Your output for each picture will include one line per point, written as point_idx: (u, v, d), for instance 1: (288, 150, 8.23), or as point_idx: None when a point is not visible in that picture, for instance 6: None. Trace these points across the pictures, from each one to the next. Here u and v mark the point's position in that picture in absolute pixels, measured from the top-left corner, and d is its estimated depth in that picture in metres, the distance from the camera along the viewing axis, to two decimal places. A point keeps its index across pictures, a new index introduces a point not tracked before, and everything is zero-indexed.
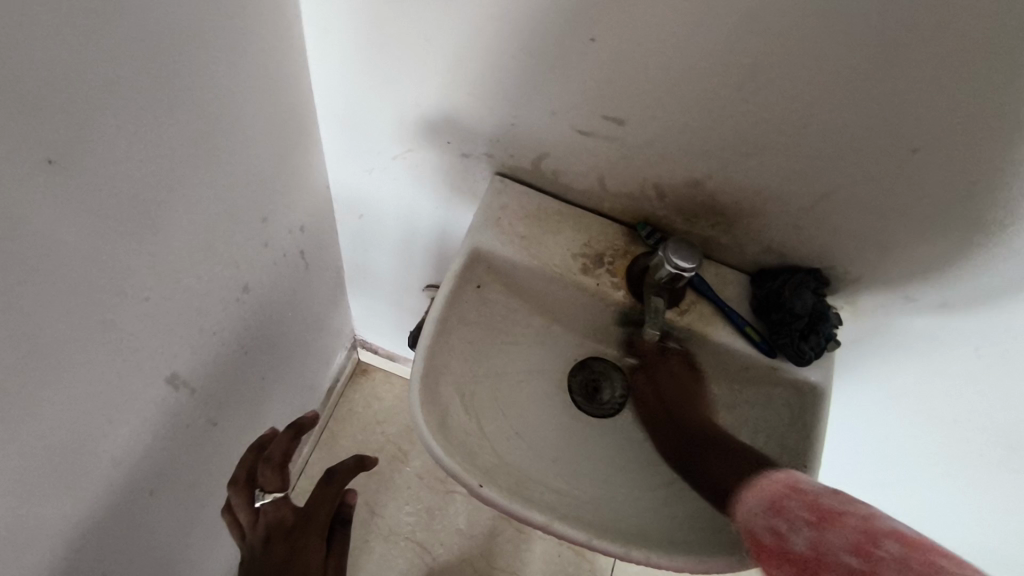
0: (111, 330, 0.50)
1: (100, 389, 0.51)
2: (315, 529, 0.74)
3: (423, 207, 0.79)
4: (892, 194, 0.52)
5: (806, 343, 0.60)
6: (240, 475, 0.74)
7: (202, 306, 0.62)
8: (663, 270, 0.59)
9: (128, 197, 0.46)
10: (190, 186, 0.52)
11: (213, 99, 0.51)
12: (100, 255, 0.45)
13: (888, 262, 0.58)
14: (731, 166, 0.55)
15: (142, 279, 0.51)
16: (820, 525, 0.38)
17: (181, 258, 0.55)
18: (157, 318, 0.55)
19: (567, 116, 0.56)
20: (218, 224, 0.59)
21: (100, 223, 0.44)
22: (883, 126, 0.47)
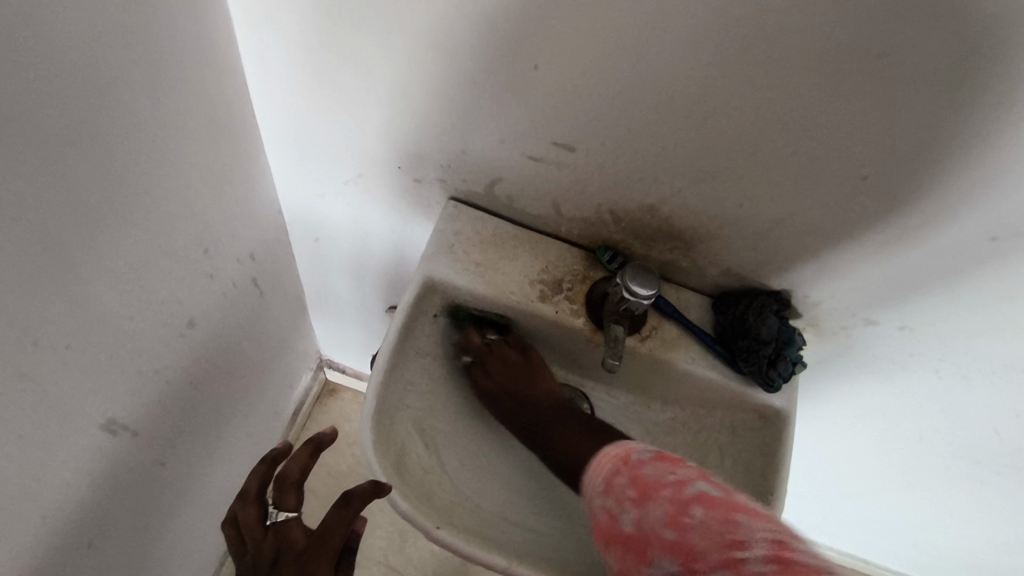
0: (32, 383, 0.47)
1: (22, 446, 0.48)
2: (328, 552, 0.69)
3: (379, 231, 0.77)
4: (845, 221, 0.51)
5: (775, 369, 0.58)
6: (250, 489, 0.74)
7: (140, 347, 0.59)
8: (622, 298, 0.58)
9: (41, 245, 0.43)
10: (116, 226, 0.50)
11: (136, 134, 0.48)
12: (10, 307, 0.42)
13: (846, 287, 0.57)
14: (685, 192, 0.54)
15: (69, 328, 0.48)
16: (641, 502, 0.43)
17: (111, 301, 0.52)
18: (86, 365, 0.52)
19: (517, 142, 0.55)
20: (154, 262, 0.56)
21: (11, 274, 0.41)
22: (835, 152, 0.46)
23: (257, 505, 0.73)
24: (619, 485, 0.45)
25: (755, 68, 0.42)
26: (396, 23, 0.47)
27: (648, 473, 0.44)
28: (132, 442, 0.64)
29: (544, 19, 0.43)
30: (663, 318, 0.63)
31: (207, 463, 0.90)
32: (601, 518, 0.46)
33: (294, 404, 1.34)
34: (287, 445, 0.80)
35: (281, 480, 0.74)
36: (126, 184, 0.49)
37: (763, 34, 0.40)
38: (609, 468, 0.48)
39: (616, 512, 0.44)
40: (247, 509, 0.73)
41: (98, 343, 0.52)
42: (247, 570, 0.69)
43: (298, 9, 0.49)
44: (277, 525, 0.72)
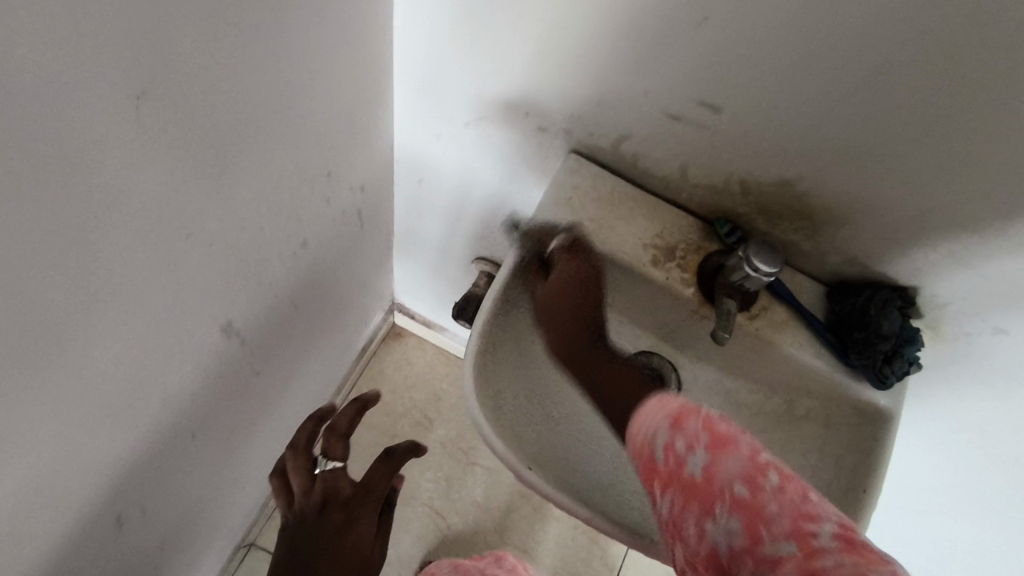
0: (176, 272, 0.49)
1: (158, 331, 0.51)
2: (372, 501, 0.77)
3: (488, 179, 0.77)
4: (1004, 219, 0.48)
5: (890, 366, 0.56)
6: (298, 441, 0.77)
7: (262, 258, 0.61)
8: (739, 271, 0.56)
9: (205, 140, 0.45)
10: (263, 134, 0.51)
11: (291, 43, 0.49)
12: (172, 195, 0.44)
13: (984, 292, 0.54)
14: (828, 170, 0.52)
15: (212, 227, 0.50)
16: (716, 451, 0.42)
17: (248, 207, 0.54)
18: (220, 265, 0.54)
19: (659, 98, 0.53)
20: (288, 176, 0.58)
21: (173, 163, 0.43)
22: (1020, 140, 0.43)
23: (306, 456, 0.76)
24: (689, 425, 0.44)
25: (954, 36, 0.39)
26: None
27: (722, 427, 0.44)
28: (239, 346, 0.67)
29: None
30: (774, 299, 0.61)
31: (289, 379, 0.95)
32: (666, 455, 0.45)
33: (364, 341, 1.39)
34: (333, 405, 0.86)
35: (330, 430, 0.78)
36: (278, 94, 0.50)
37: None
38: (670, 409, 0.47)
39: (682, 454, 0.44)
40: (296, 455, 0.76)
41: (232, 247, 0.55)
42: (296, 517, 0.73)
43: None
44: (325, 474, 0.75)
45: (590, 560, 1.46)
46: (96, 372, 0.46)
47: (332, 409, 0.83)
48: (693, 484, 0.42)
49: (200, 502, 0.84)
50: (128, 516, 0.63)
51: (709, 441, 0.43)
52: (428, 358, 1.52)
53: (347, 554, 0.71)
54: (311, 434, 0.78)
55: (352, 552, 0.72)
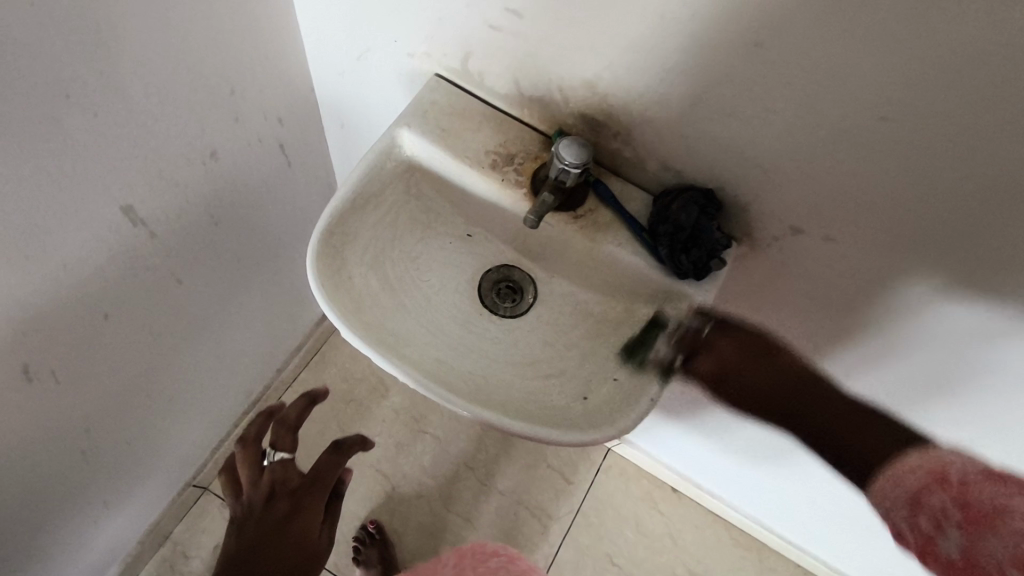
0: (62, 131, 0.58)
1: (51, 190, 0.60)
2: (320, 490, 1.00)
3: (388, 114, 0.87)
4: (750, 97, 0.54)
5: (686, 255, 0.62)
6: (251, 434, 0.95)
7: (160, 152, 0.71)
8: (555, 167, 0.63)
9: (85, 16, 0.54)
10: (151, 28, 0.61)
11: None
12: (52, 58, 0.53)
13: (764, 182, 0.60)
14: (613, 65, 0.59)
15: (98, 100, 0.60)
16: (972, 527, 0.40)
17: (139, 93, 0.64)
18: (113, 142, 0.64)
19: (481, 11, 0.62)
20: (182, 78, 0.68)
21: (53, 28, 0.52)
22: (752, 18, 0.48)
23: (254, 448, 0.95)
24: (931, 504, 0.43)
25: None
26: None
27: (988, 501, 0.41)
28: (146, 237, 0.77)
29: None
30: (601, 203, 0.68)
31: (223, 305, 1.05)
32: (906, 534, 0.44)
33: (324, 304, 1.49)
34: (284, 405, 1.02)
35: (280, 422, 0.97)
36: None
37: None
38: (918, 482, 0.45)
39: (933, 532, 0.42)
40: (248, 448, 0.95)
41: (124, 127, 0.64)
42: (242, 508, 0.93)
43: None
44: (272, 465, 0.95)
45: (531, 535, 1.49)
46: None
47: (281, 404, 1.01)
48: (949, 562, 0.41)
49: (124, 398, 0.93)
50: (37, 374, 0.73)
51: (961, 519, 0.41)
52: None
53: (295, 544, 0.95)
54: (262, 430, 0.97)
55: (296, 542, 0.95)
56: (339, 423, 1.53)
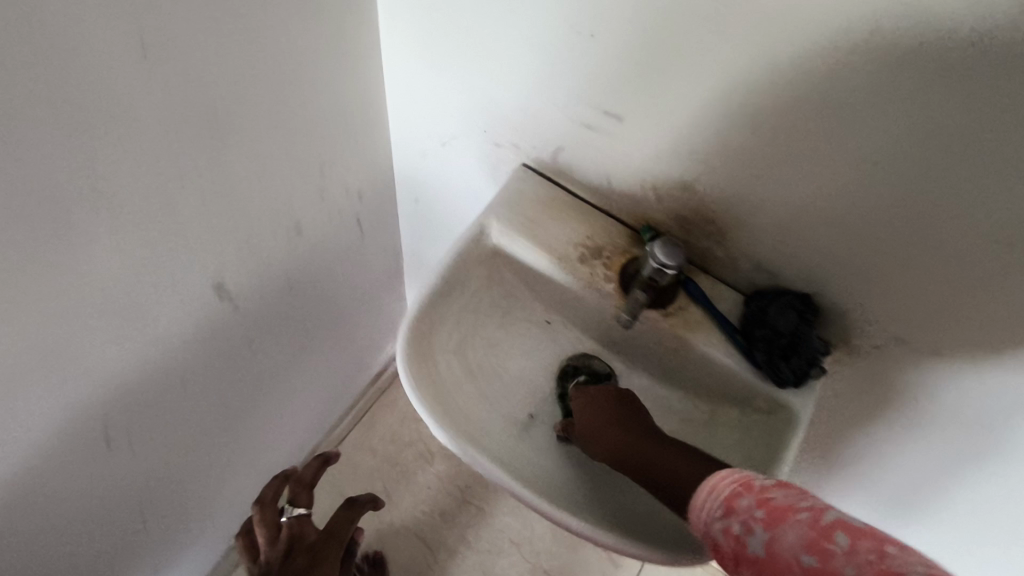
0: (172, 215, 0.60)
1: (155, 270, 0.62)
2: (338, 541, 1.03)
3: (465, 196, 0.89)
4: (861, 213, 0.53)
5: (786, 364, 0.60)
6: (263, 497, 0.94)
7: (254, 229, 0.73)
8: (649, 265, 0.63)
9: (202, 109, 0.56)
10: (260, 116, 0.64)
11: (291, 45, 0.62)
12: (170, 147, 0.55)
13: (870, 293, 0.58)
14: (714, 171, 0.59)
15: (205, 185, 0.62)
16: (772, 522, 0.39)
17: (244, 176, 0.66)
18: (214, 223, 0.66)
19: (578, 112, 0.63)
20: (280, 162, 0.70)
21: (173, 121, 0.54)
22: (874, 127, 0.47)
23: (269, 509, 0.94)
24: (742, 505, 0.42)
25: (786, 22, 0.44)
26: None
27: (777, 499, 0.41)
28: (231, 309, 0.78)
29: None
30: (691, 301, 0.67)
31: (289, 371, 1.06)
32: (723, 542, 0.42)
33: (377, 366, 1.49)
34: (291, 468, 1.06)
35: (297, 481, 1.01)
36: (270, 85, 0.63)
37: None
38: (727, 493, 0.44)
39: (740, 532, 0.41)
40: (263, 513, 0.93)
41: (228, 208, 0.67)
42: (263, 567, 0.92)
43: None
44: (291, 521, 0.96)
45: None
46: (103, 283, 0.57)
47: (291, 470, 1.03)
48: (754, 561, 0.38)
49: (189, 464, 0.92)
50: (117, 443, 0.73)
51: (762, 518, 0.40)
52: None
53: None
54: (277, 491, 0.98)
55: None
56: (385, 487, 1.51)
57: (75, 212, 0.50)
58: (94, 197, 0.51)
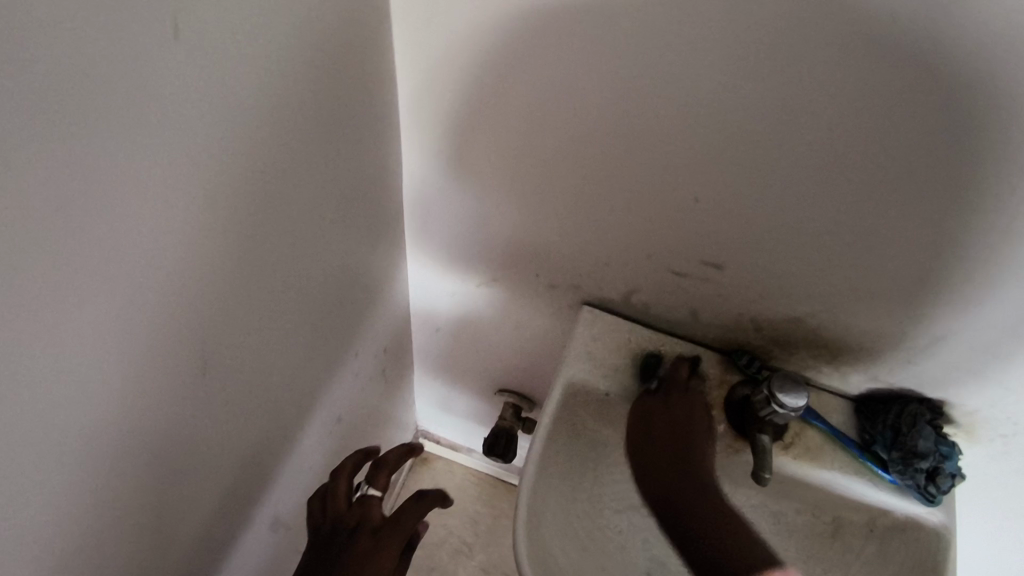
0: (195, 479, 0.48)
1: (188, 543, 0.50)
2: (398, 539, 0.60)
3: (504, 330, 0.80)
4: (1013, 338, 0.50)
5: (934, 484, 0.57)
6: (342, 469, 0.63)
7: (288, 439, 0.62)
8: (768, 406, 0.57)
9: (230, 356, 0.46)
10: (295, 326, 0.54)
11: (321, 240, 0.54)
12: (191, 413, 0.44)
13: (1009, 402, 0.55)
14: (834, 308, 0.55)
15: (231, 429, 0.50)
16: None
17: (281, 393, 0.56)
18: (247, 458, 0.55)
19: (663, 259, 0.58)
20: (310, 364, 0.60)
21: (195, 386, 0.43)
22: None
23: (347, 480, 0.63)
24: None
25: (925, 172, 0.41)
26: (559, 142, 0.51)
27: None
28: (270, 530, 0.66)
29: (709, 132, 0.45)
30: (806, 424, 0.63)
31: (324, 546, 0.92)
32: None
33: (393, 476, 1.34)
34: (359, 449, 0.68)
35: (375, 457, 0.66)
36: (296, 295, 0.53)
37: (961, 135, 0.38)
38: None
39: None
40: (338, 483, 0.62)
41: (263, 435, 0.56)
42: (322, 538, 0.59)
43: (465, 131, 0.55)
44: (362, 499, 0.62)
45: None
46: None
47: (371, 448, 0.67)
48: None
49: None
50: None
51: None
52: (460, 479, 1.42)
53: None
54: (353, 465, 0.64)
55: None
56: None
57: (95, 526, 0.39)
58: (122, 495, 0.40)
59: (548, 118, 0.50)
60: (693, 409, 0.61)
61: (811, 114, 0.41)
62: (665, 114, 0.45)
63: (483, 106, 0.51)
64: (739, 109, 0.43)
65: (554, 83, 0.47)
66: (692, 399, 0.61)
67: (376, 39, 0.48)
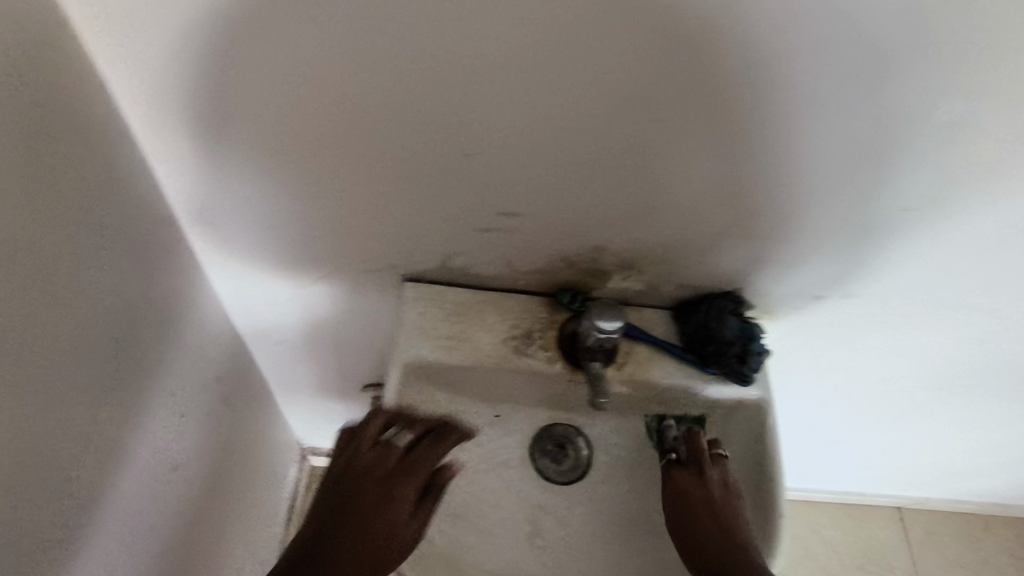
0: None
1: None
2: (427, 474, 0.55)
3: (342, 322, 0.77)
4: (772, 215, 0.56)
5: (746, 364, 0.63)
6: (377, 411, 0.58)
7: (116, 506, 0.55)
8: (591, 333, 0.60)
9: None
10: (77, 384, 0.48)
11: (83, 283, 0.47)
12: None
13: (786, 272, 0.63)
14: (627, 228, 0.58)
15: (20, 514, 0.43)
16: None
17: (82, 458, 0.50)
18: (60, 543, 0.47)
19: (464, 217, 0.57)
20: (115, 416, 0.53)
21: None
22: (803, 142, 0.49)
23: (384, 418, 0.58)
24: None
25: (661, 82, 0.44)
26: (317, 120, 0.48)
27: None
28: None
29: (460, 84, 0.45)
30: (633, 341, 0.66)
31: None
32: None
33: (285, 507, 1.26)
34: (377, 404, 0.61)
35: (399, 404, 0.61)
36: (67, 347, 0.46)
37: (682, 41, 0.41)
38: None
39: None
40: (371, 421, 0.57)
41: (77, 512, 0.49)
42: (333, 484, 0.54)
43: (217, 128, 0.50)
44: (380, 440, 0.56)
45: None
46: None
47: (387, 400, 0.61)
48: None
49: None
50: None
51: None
52: None
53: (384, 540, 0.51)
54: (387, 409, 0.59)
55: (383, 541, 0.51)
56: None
57: None
58: None
59: (300, 101, 0.47)
60: (706, 496, 0.59)
61: (546, 49, 0.42)
62: (409, 72, 0.44)
63: (227, 98, 0.47)
64: (473, 54, 0.42)
65: (292, 59, 0.44)
66: (703, 495, 0.59)
67: (64, 42, 0.42)
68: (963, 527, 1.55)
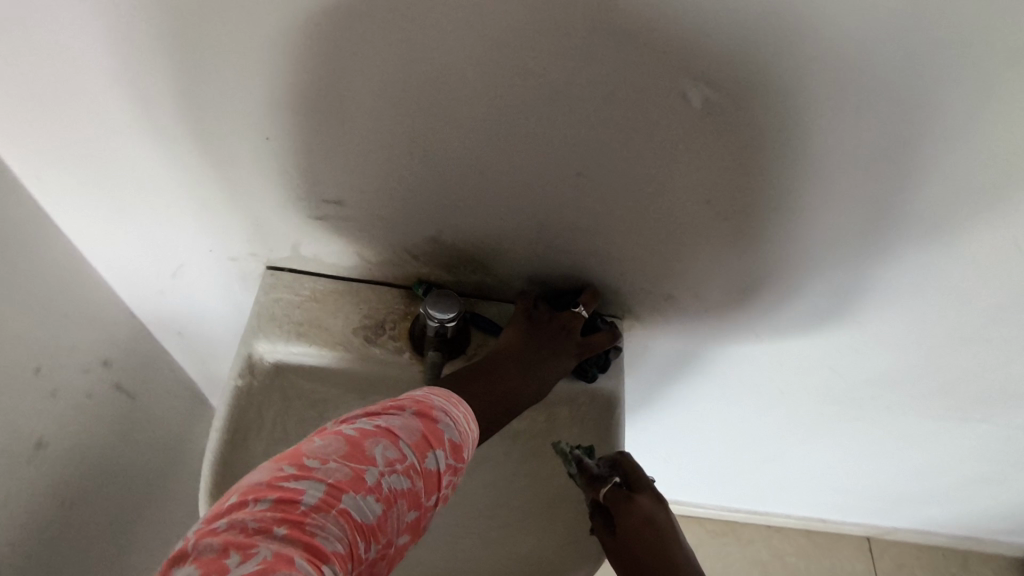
0: None
1: None
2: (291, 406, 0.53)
3: (224, 313, 0.77)
4: (590, 210, 0.54)
5: (590, 360, 0.66)
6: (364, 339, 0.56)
7: None
8: (430, 324, 0.61)
9: None
10: None
11: None
12: None
13: (630, 272, 0.62)
14: (454, 221, 0.58)
15: None
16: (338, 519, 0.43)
17: None
18: None
19: (295, 208, 0.58)
20: None
21: None
22: (695, 131, 0.45)
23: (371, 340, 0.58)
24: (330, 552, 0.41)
25: (435, 73, 0.43)
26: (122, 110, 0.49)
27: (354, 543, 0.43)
28: None
29: (250, 77, 0.45)
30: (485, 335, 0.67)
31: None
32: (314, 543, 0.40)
33: None
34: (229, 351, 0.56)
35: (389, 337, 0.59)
36: None
37: (421, 26, 0.40)
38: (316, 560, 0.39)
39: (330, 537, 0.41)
40: None
41: None
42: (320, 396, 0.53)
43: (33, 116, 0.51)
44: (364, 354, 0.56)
45: None
46: None
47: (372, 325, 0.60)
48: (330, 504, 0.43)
49: None
50: None
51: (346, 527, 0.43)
52: None
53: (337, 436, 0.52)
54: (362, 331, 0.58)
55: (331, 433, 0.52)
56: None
57: None
58: None
59: (97, 91, 0.48)
60: (634, 509, 0.58)
61: (298, 39, 0.42)
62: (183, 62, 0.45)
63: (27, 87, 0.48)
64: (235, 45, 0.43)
65: (78, 49, 0.45)
66: (630, 510, 0.57)
67: None
68: (938, 560, 1.46)
